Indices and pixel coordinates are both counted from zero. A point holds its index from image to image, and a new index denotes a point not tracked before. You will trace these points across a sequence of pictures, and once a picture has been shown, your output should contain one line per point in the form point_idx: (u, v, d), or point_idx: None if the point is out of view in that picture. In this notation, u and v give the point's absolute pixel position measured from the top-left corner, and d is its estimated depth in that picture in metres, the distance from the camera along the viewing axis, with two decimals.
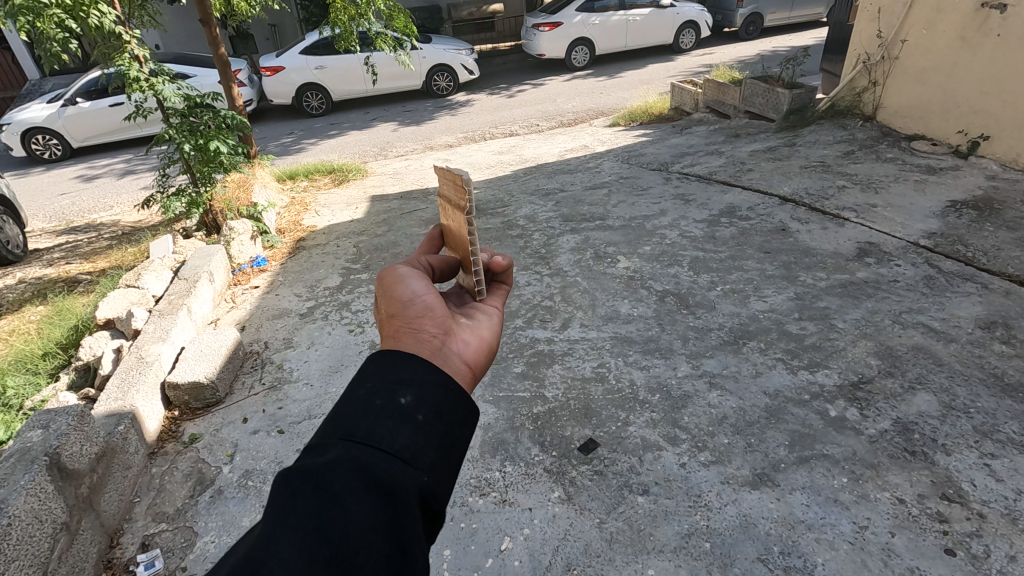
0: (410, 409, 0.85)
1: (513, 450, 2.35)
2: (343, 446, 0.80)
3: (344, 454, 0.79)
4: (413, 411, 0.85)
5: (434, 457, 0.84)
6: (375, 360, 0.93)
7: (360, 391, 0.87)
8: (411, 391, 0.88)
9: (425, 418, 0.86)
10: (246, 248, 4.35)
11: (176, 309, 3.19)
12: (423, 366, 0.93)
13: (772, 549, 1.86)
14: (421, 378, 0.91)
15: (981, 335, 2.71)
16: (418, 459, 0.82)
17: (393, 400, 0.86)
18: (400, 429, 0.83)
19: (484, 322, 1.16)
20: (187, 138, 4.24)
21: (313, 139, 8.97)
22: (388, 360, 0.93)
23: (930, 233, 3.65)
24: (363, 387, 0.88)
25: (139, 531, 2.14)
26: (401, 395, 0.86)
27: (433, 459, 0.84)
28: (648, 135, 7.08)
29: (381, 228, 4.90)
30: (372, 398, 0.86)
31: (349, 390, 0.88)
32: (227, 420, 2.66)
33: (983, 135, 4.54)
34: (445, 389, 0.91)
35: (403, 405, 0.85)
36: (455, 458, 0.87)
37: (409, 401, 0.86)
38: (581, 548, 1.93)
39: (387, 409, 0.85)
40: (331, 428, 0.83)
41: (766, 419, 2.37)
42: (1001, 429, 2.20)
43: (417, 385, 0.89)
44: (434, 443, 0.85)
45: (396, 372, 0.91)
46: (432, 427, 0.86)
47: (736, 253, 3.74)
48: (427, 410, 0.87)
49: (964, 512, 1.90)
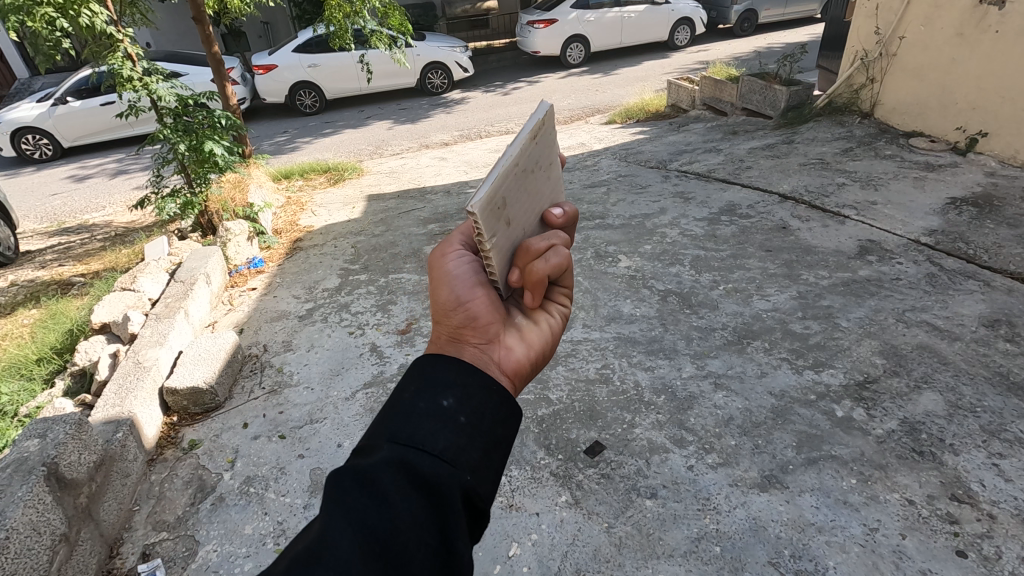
0: (452, 411, 0.88)
1: (519, 454, 2.33)
2: (389, 446, 0.83)
3: (390, 454, 0.81)
4: (455, 412, 0.88)
5: (477, 457, 0.86)
6: (417, 364, 0.97)
7: (404, 394, 0.90)
8: (454, 393, 0.91)
9: (468, 420, 0.88)
10: (243, 249, 4.31)
11: (173, 313, 3.14)
12: (464, 368, 0.95)
13: (783, 552, 1.84)
14: (461, 381, 0.93)
15: (985, 333, 2.70)
16: (461, 458, 0.84)
17: (436, 403, 0.89)
18: (444, 431, 0.85)
19: (535, 323, 1.15)
20: (181, 138, 4.18)
21: (308, 138, 8.90)
22: (431, 364, 0.96)
23: (931, 230, 3.64)
24: (407, 390, 0.91)
25: (140, 540, 2.10)
26: (443, 398, 0.89)
27: (477, 459, 0.86)
28: (645, 132, 7.06)
29: (378, 228, 4.85)
30: (415, 400, 0.89)
31: (393, 394, 0.92)
32: (227, 426, 2.62)
33: (981, 131, 4.54)
34: (487, 390, 0.94)
35: (446, 407, 0.88)
36: (497, 457, 0.89)
37: (451, 403, 0.89)
38: (589, 553, 1.91)
39: (430, 410, 0.87)
40: (378, 430, 0.86)
41: (772, 419, 2.36)
42: (1009, 428, 2.19)
43: (459, 387, 0.92)
44: (477, 443, 0.87)
45: (438, 375, 0.93)
46: (475, 428, 0.88)
47: (737, 252, 3.73)
48: (469, 411, 0.89)
49: (974, 513, 1.89)
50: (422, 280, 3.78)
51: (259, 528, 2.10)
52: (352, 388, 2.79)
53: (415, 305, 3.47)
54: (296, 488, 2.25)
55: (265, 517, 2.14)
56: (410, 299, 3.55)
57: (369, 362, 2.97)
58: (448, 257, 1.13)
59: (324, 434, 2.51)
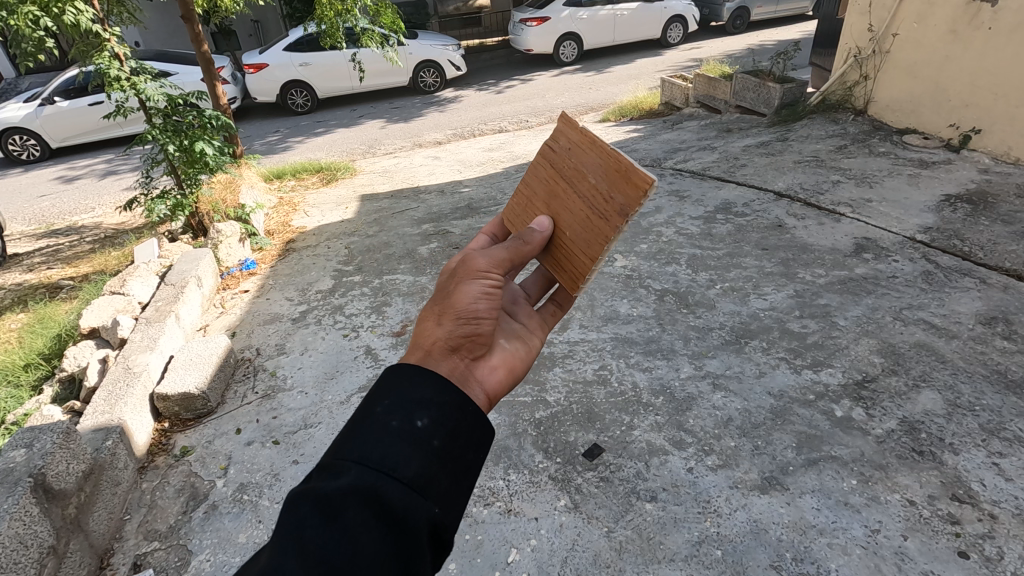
0: (426, 433, 0.84)
1: (517, 458, 2.30)
2: (356, 470, 0.79)
3: (356, 480, 0.77)
4: (429, 435, 0.84)
5: (446, 485, 0.83)
6: (392, 376, 0.92)
7: (377, 409, 0.86)
8: (428, 413, 0.87)
9: (440, 443, 0.85)
10: (235, 251, 4.27)
11: (164, 317, 3.09)
12: (442, 386, 0.92)
13: (785, 555, 1.83)
14: (438, 399, 0.90)
15: (983, 331, 2.70)
16: (431, 486, 0.81)
17: (409, 422, 0.85)
18: (416, 456, 0.82)
19: (514, 350, 1.23)
20: (171, 139, 4.12)
21: (300, 137, 8.83)
22: (408, 377, 0.92)
23: (927, 227, 3.64)
24: (381, 404, 0.87)
25: (130, 550, 2.06)
26: (417, 418, 0.86)
27: (446, 487, 0.83)
28: (639, 130, 7.04)
29: (372, 228, 4.81)
30: (388, 418, 0.84)
31: (364, 408, 0.87)
32: (220, 431, 2.58)
33: (975, 128, 4.55)
34: (461, 410, 0.91)
35: (419, 428, 0.85)
36: (467, 484, 0.87)
37: (426, 424, 0.86)
38: (589, 558, 1.88)
39: (402, 431, 0.84)
40: (345, 448, 0.82)
41: (771, 420, 2.34)
42: (1008, 426, 2.18)
43: (435, 407, 0.88)
44: (448, 470, 0.84)
45: (413, 391, 0.89)
46: (447, 452, 0.85)
47: (734, 250, 3.71)
48: (443, 434, 0.86)
49: (975, 513, 1.88)
50: (417, 281, 3.74)
51: (253, 536, 2.06)
52: (347, 392, 2.75)
53: (409, 307, 3.44)
54: None
55: (259, 525, 2.10)
56: (405, 301, 3.52)
57: (364, 365, 2.94)
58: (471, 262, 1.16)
59: (319, 439, 2.47)
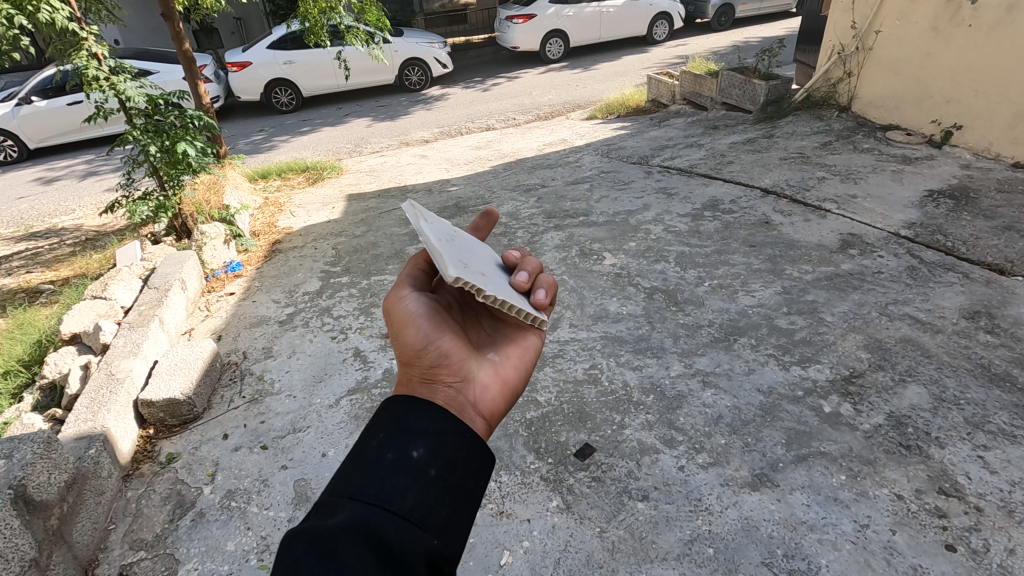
0: (422, 463, 0.88)
1: (508, 459, 2.29)
2: (352, 506, 0.81)
3: (352, 515, 0.80)
4: (426, 465, 0.87)
5: (444, 516, 0.85)
6: (388, 410, 0.96)
7: (373, 442, 0.90)
8: (425, 443, 0.91)
9: (437, 472, 0.88)
10: (220, 253, 4.20)
11: (148, 321, 3.03)
12: (437, 415, 0.96)
13: (776, 552, 1.84)
14: (433, 428, 0.93)
15: (967, 325, 2.73)
16: (429, 517, 0.83)
17: (405, 453, 0.88)
18: (411, 488, 0.84)
19: (505, 361, 1.26)
20: (152, 139, 4.04)
21: (284, 136, 8.74)
22: (404, 409, 0.96)
23: (911, 223, 3.68)
24: (376, 438, 0.91)
25: (115, 561, 2.02)
26: (413, 448, 0.89)
27: (445, 518, 0.85)
28: (626, 127, 7.06)
29: (359, 228, 4.77)
30: (384, 451, 0.88)
31: (361, 444, 0.90)
32: (207, 437, 2.54)
33: (956, 124, 4.61)
34: (459, 438, 0.94)
35: (415, 458, 0.88)
36: (467, 514, 0.88)
37: (422, 454, 0.89)
38: (582, 559, 1.88)
39: (398, 462, 0.87)
40: (343, 486, 0.85)
41: (761, 417, 2.36)
42: (992, 419, 2.21)
43: (430, 437, 0.92)
44: (446, 499, 0.86)
45: (408, 423, 0.93)
46: (445, 482, 0.87)
47: (722, 247, 3.73)
48: (441, 464, 0.89)
49: (961, 507, 1.90)
50: None
51: (242, 544, 2.03)
52: (336, 395, 2.72)
53: None
54: (280, 501, 2.19)
55: (248, 532, 2.07)
56: None
57: (353, 368, 2.91)
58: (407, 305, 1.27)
59: (308, 443, 2.45)
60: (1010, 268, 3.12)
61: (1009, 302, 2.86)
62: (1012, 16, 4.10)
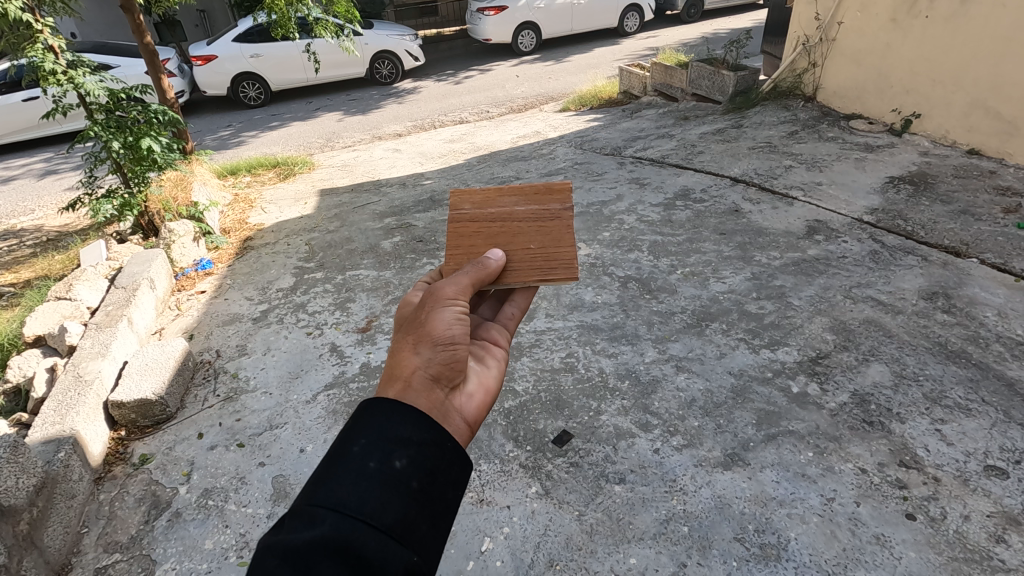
0: (403, 474, 0.85)
1: (487, 448, 2.32)
2: (332, 518, 0.79)
3: (330, 528, 0.78)
4: (408, 477, 0.85)
5: (424, 529, 0.84)
6: (370, 413, 0.93)
7: (354, 449, 0.87)
8: (407, 453, 0.88)
9: (419, 485, 0.86)
10: (189, 251, 4.11)
11: (116, 322, 2.95)
12: (421, 423, 0.93)
13: (747, 527, 1.90)
14: (416, 437, 0.91)
15: (925, 305, 2.85)
16: (407, 531, 0.82)
17: (387, 463, 0.86)
18: (393, 501, 0.82)
19: (488, 371, 1.26)
20: (115, 135, 3.92)
21: (253, 131, 8.58)
22: (386, 415, 0.93)
23: (873, 209, 3.81)
24: (357, 444, 0.88)
25: (89, 564, 1.99)
26: (395, 459, 0.87)
27: (425, 530, 0.84)
28: (598, 119, 7.11)
29: (333, 224, 4.75)
30: (365, 459, 0.85)
31: (341, 448, 0.87)
32: (181, 436, 2.50)
33: (915, 113, 4.76)
34: (439, 446, 0.92)
35: (397, 469, 0.86)
36: (445, 525, 0.87)
37: (404, 465, 0.86)
38: (561, 542, 1.92)
39: (379, 473, 0.85)
40: (322, 492, 0.82)
41: (732, 399, 2.42)
42: (948, 394, 2.32)
43: (412, 446, 0.89)
44: (425, 511, 0.85)
45: (390, 429, 0.90)
46: (425, 494, 0.86)
47: (693, 235, 3.81)
48: (421, 475, 0.87)
49: (920, 477, 2.00)
50: (381, 277, 3.72)
51: (221, 542, 2.02)
52: (313, 390, 2.71)
53: (374, 302, 3.41)
54: (258, 498, 2.17)
55: (226, 530, 2.06)
56: (369, 297, 3.48)
57: (329, 363, 2.89)
58: (438, 289, 1.20)
59: (286, 439, 2.43)
60: (965, 251, 3.25)
61: (964, 283, 2.98)
62: (967, 8, 4.23)
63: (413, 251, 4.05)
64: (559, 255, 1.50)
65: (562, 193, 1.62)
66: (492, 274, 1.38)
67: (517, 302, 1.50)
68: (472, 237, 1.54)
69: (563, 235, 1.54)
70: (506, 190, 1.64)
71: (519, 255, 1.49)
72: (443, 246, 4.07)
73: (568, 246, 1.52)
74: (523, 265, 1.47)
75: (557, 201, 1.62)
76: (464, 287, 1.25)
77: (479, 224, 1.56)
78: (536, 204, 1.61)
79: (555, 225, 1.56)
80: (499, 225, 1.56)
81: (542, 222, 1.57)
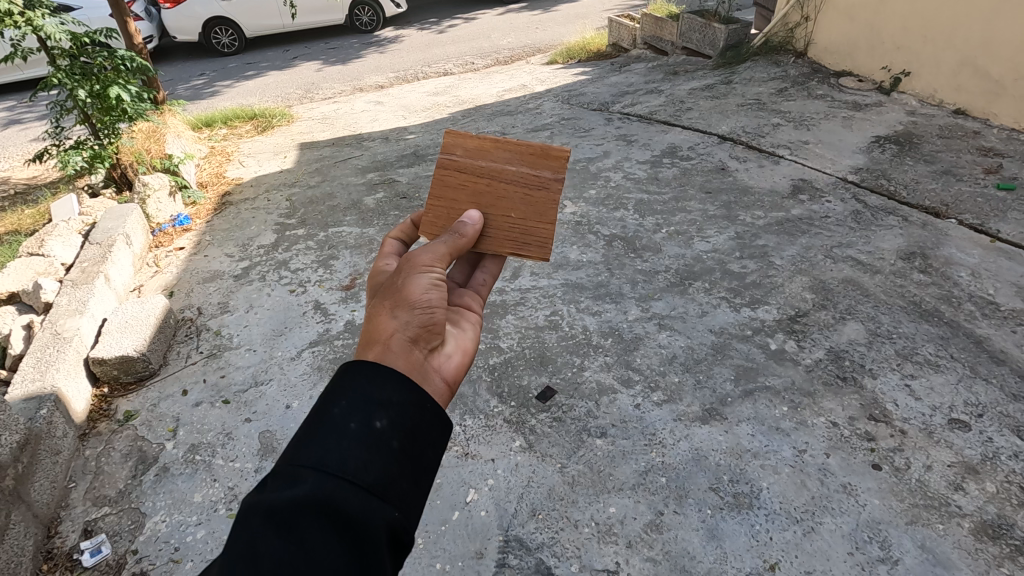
0: (385, 434, 0.86)
1: (472, 403, 2.35)
2: (314, 478, 0.80)
3: (313, 488, 0.78)
4: (388, 436, 0.86)
5: (406, 486, 0.86)
6: (350, 375, 0.93)
7: (334, 410, 0.87)
8: (387, 413, 0.89)
9: (400, 444, 0.87)
10: (165, 206, 4.00)
11: (92, 279, 2.88)
12: (401, 384, 0.94)
13: (722, 478, 1.98)
14: (395, 398, 0.91)
15: (903, 265, 2.90)
16: (389, 488, 0.83)
17: (368, 424, 0.86)
18: (375, 460, 0.83)
19: (465, 333, 1.26)
20: (81, 83, 3.73)
21: (228, 81, 8.23)
22: (366, 377, 0.93)
23: (857, 169, 3.82)
24: (338, 405, 0.88)
25: (79, 518, 2.01)
26: (376, 419, 0.87)
27: (407, 488, 0.85)
28: (586, 72, 6.94)
29: (314, 179, 4.64)
30: (346, 420, 0.86)
31: (322, 409, 0.87)
32: (165, 393, 2.50)
33: (905, 71, 4.72)
34: (419, 407, 0.93)
35: (378, 430, 0.86)
36: (426, 482, 0.89)
37: (384, 425, 0.87)
38: (544, 493, 1.98)
39: (360, 433, 0.85)
40: (303, 453, 0.83)
41: (712, 356, 2.48)
42: (919, 351, 2.39)
43: (392, 407, 0.90)
44: (407, 470, 0.86)
45: (371, 390, 0.91)
46: (407, 453, 0.87)
47: (679, 194, 3.80)
48: (402, 435, 0.88)
49: (888, 430, 2.08)
50: (364, 234, 3.67)
51: (209, 495, 2.05)
52: (297, 348, 2.71)
53: (358, 259, 3.38)
54: (245, 452, 2.20)
55: (214, 484, 2.09)
56: (353, 254, 3.44)
57: (314, 321, 2.88)
58: (414, 254, 1.20)
59: (271, 396, 2.45)
60: (945, 211, 3.29)
61: (941, 244, 3.04)
62: None
63: (397, 208, 3.99)
64: (536, 231, 1.49)
65: (557, 161, 1.55)
66: (469, 240, 1.37)
67: (488, 269, 1.50)
68: (458, 191, 1.53)
69: (547, 209, 1.51)
70: (503, 143, 1.58)
71: (499, 222, 1.49)
72: None
73: (549, 222, 1.50)
74: (500, 233, 1.49)
75: (550, 170, 1.55)
76: (441, 252, 1.24)
77: (467, 177, 1.53)
78: (529, 168, 1.55)
79: (543, 196, 1.53)
80: (486, 182, 1.53)
81: (529, 190, 1.53)
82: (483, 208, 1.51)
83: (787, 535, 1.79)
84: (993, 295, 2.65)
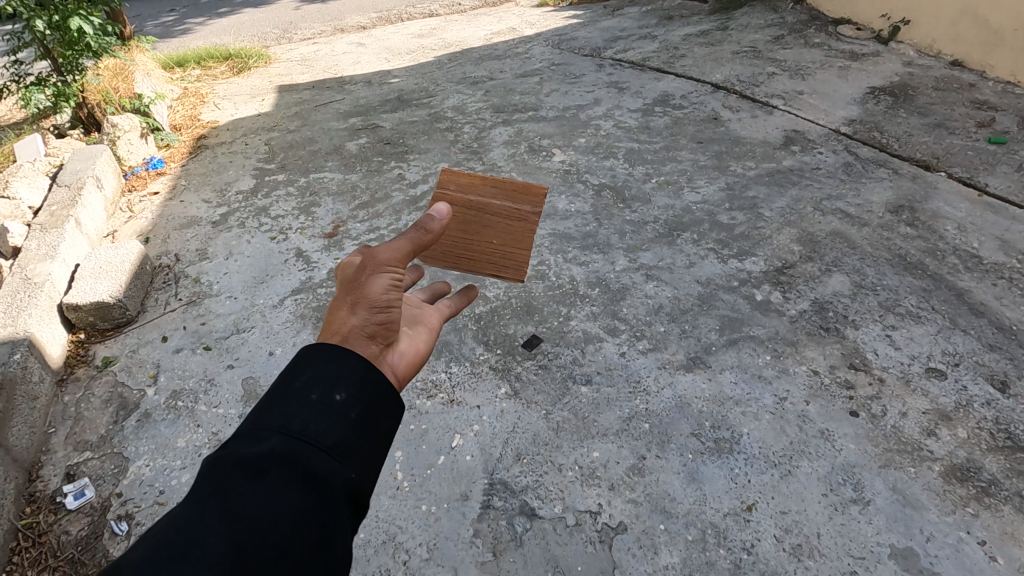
0: (346, 405, 0.86)
1: (458, 351, 2.35)
2: (277, 438, 0.79)
3: (275, 447, 0.77)
4: (350, 407, 0.86)
5: (366, 455, 0.85)
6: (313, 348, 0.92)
7: (297, 378, 0.86)
8: (349, 385, 0.88)
9: (359, 415, 0.86)
10: (137, 149, 3.82)
11: (62, 223, 2.77)
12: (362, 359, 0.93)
13: (704, 424, 2.01)
14: (356, 369, 0.91)
15: (891, 218, 2.90)
16: (349, 455, 0.82)
17: (330, 394, 0.86)
18: (336, 425, 0.83)
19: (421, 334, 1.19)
20: (39, 13, 3.48)
21: (200, 17, 7.78)
22: (328, 351, 0.92)
23: (851, 120, 3.76)
24: (300, 374, 0.87)
25: (60, 462, 1.99)
26: (338, 389, 0.86)
27: (368, 455, 0.85)
28: (578, 16, 6.67)
29: (294, 123, 4.46)
30: (309, 389, 0.85)
31: (284, 380, 0.86)
32: (144, 340, 2.45)
33: (904, 20, 4.59)
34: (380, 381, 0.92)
35: (340, 400, 0.86)
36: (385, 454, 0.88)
37: (346, 396, 0.86)
38: (528, 438, 2.00)
39: (323, 401, 0.84)
40: (265, 419, 0.82)
41: (698, 306, 2.48)
42: (902, 302, 2.42)
43: (353, 377, 0.89)
44: (368, 439, 0.86)
45: (333, 361, 0.90)
46: (366, 424, 0.86)
47: (670, 143, 3.72)
48: (363, 407, 0.87)
49: (867, 378, 2.12)
50: (346, 180, 3.56)
51: (193, 440, 2.04)
52: (279, 295, 2.66)
53: (340, 207, 3.29)
54: (228, 398, 2.18)
55: (198, 429, 2.08)
56: (335, 201, 3.35)
57: (295, 268, 2.82)
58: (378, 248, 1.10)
59: (254, 343, 2.41)
60: (935, 164, 3.27)
61: (929, 197, 3.03)
62: None
63: (380, 154, 3.86)
64: (513, 257, 1.66)
65: (537, 195, 1.68)
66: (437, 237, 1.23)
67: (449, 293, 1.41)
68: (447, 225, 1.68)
69: (525, 236, 1.67)
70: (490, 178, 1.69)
71: (482, 247, 1.66)
72: (412, 149, 3.89)
73: (527, 250, 1.66)
74: (482, 255, 1.66)
75: (530, 203, 1.69)
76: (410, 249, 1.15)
77: (455, 208, 1.67)
78: (511, 202, 1.69)
79: (521, 226, 1.68)
80: (472, 212, 1.67)
81: (509, 221, 1.68)
82: (469, 235, 1.68)
83: (765, 478, 1.84)
84: (977, 249, 2.67)
